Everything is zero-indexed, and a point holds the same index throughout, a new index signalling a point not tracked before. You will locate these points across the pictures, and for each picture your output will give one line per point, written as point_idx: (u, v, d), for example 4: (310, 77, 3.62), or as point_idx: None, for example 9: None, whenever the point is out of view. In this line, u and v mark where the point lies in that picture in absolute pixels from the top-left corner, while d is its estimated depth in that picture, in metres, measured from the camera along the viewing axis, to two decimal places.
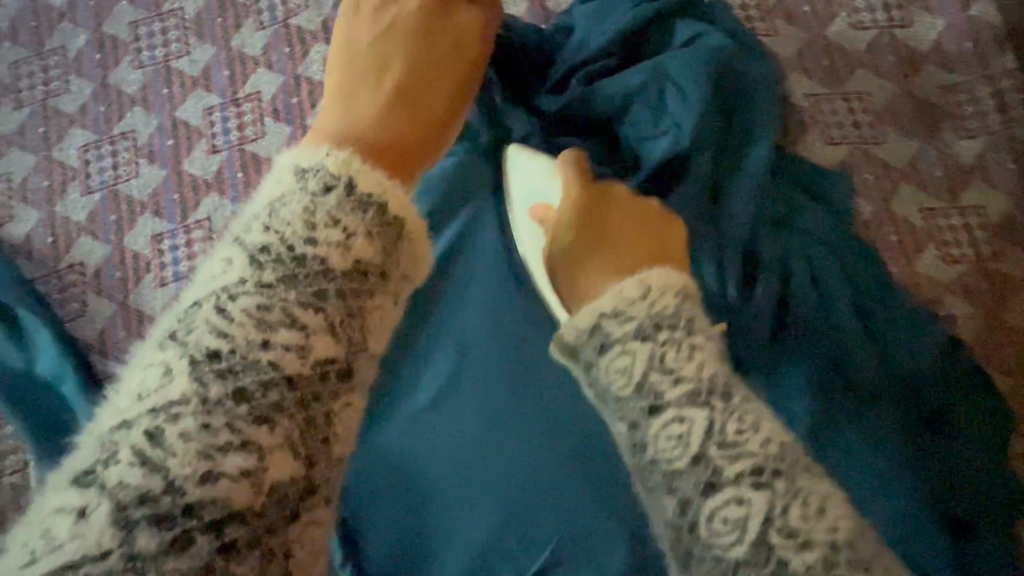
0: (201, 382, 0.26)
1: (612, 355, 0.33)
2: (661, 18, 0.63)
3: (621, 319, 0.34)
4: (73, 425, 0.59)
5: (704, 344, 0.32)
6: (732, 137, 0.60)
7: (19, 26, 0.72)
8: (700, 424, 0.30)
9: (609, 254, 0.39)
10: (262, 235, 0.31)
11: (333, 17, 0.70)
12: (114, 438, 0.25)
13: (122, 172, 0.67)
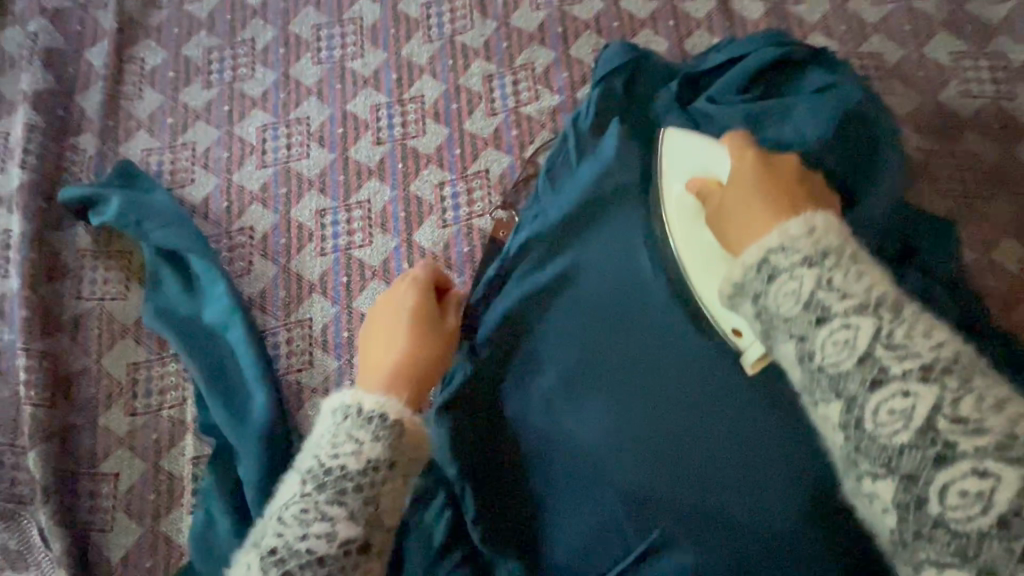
0: (303, 540, 0.37)
1: (783, 287, 0.36)
2: (791, 64, 0.70)
3: (842, 298, 0.34)
4: (235, 369, 0.66)
5: (932, 327, 0.33)
6: (858, 171, 0.65)
7: (216, 19, 0.82)
8: (930, 399, 0.31)
9: (760, 186, 0.43)
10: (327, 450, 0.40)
11: (493, 39, 0.78)
12: (247, 558, 0.39)
13: (294, 152, 0.75)
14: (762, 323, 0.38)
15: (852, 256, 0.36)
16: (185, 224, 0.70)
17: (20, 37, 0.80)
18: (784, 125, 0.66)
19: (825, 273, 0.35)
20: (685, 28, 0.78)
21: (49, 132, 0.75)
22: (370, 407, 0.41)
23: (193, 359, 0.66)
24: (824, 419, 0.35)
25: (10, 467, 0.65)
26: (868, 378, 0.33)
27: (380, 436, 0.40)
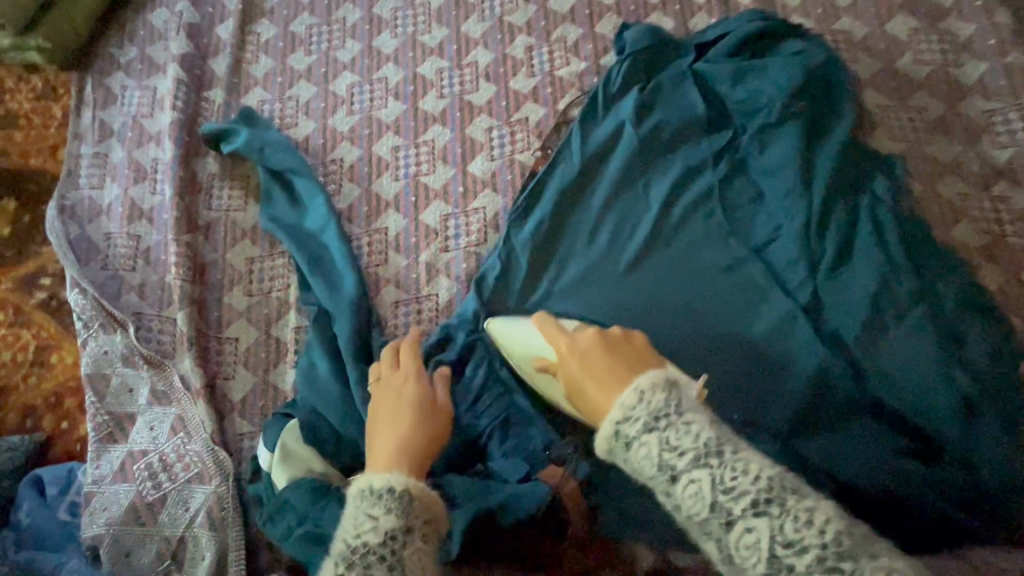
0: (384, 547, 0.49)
1: (638, 450, 0.49)
2: (770, 35, 0.88)
3: (676, 454, 0.48)
4: (329, 261, 0.86)
5: (747, 463, 0.47)
6: (820, 119, 0.83)
7: (316, 2, 1.04)
8: (765, 531, 0.44)
9: (608, 375, 0.57)
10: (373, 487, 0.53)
11: (534, 19, 0.98)
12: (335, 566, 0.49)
13: (376, 103, 0.96)
14: (642, 478, 0.51)
15: (682, 417, 0.49)
16: (293, 153, 0.91)
17: (167, 15, 1.03)
18: (762, 80, 0.84)
19: (664, 419, 0.49)
20: (689, 11, 0.96)
21: (190, 86, 0.98)
22: (380, 484, 0.53)
23: (298, 249, 0.86)
24: (712, 553, 0.47)
25: (159, 330, 0.86)
26: (721, 521, 0.46)
27: (391, 508, 0.52)
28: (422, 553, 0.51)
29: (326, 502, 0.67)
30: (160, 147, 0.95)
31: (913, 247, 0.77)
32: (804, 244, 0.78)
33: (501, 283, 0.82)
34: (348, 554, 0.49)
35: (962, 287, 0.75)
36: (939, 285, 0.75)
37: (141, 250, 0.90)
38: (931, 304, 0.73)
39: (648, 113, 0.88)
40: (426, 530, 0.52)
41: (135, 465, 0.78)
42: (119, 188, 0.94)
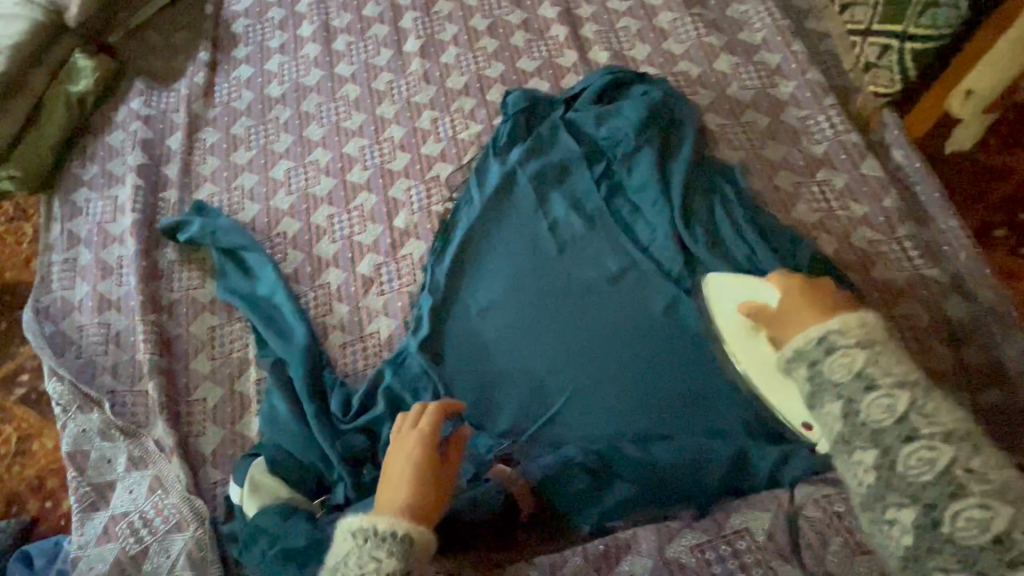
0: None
1: (840, 359, 0.53)
2: (621, 84, 1.09)
3: (884, 372, 0.52)
4: (281, 318, 0.98)
5: (941, 406, 0.51)
6: (671, 141, 1.02)
7: (252, 107, 1.22)
8: (940, 502, 0.47)
9: (811, 300, 0.58)
10: (385, 530, 0.58)
11: (436, 96, 1.18)
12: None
13: (310, 182, 1.13)
14: (810, 390, 0.55)
15: (875, 346, 0.53)
16: (241, 233, 1.05)
17: (123, 135, 1.20)
18: (622, 118, 1.04)
19: (874, 345, 0.53)
20: (560, 74, 1.18)
21: (147, 190, 1.13)
22: (385, 528, 0.58)
23: (252, 313, 0.98)
24: (858, 458, 0.52)
25: (133, 402, 0.96)
26: (900, 435, 0.50)
27: (393, 551, 0.57)
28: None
29: (293, 521, 0.76)
30: (123, 245, 1.09)
31: (762, 229, 0.95)
32: (675, 243, 0.95)
33: (435, 313, 0.96)
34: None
35: (803, 255, 0.93)
36: (784, 256, 0.93)
37: (111, 335, 1.01)
38: (781, 270, 0.90)
39: (533, 159, 1.06)
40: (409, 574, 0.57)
41: (117, 526, 0.85)
42: (88, 285, 1.06)
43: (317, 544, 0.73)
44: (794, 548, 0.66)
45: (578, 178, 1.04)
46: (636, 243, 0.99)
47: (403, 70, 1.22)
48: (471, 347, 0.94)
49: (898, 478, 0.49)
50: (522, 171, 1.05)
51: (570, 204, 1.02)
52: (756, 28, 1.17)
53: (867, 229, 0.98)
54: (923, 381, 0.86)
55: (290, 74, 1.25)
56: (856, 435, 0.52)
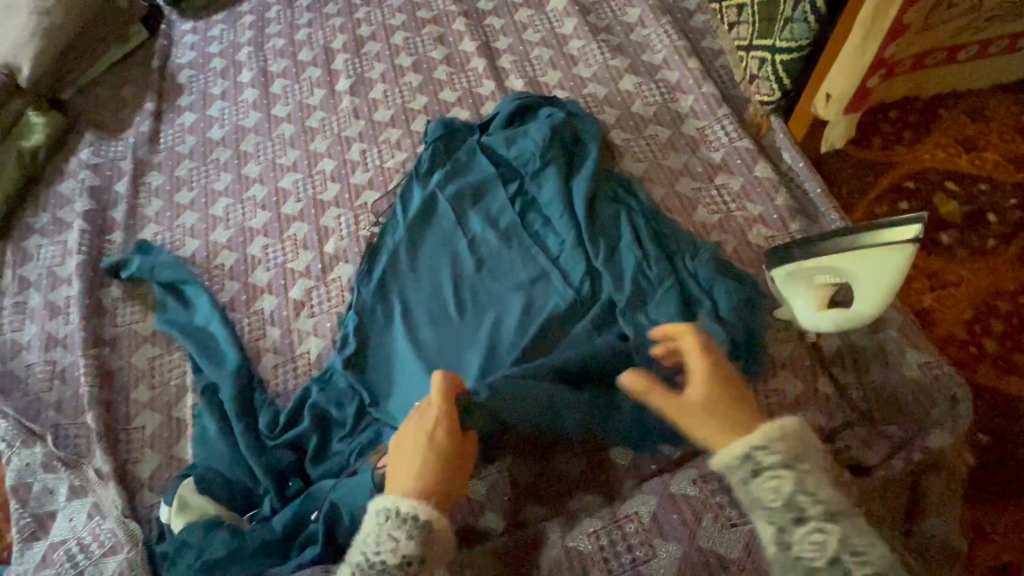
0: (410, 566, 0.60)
1: (766, 480, 0.62)
2: (530, 108, 1.17)
3: (769, 455, 0.63)
4: (216, 344, 1.03)
5: (813, 483, 0.61)
6: (576, 159, 1.11)
7: (194, 151, 1.30)
8: None
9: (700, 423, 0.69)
10: (397, 509, 0.62)
11: (365, 130, 1.26)
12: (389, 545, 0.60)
13: (248, 216, 1.20)
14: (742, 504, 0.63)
15: (774, 466, 0.62)
16: (180, 267, 1.11)
17: (73, 184, 1.28)
18: (529, 139, 1.11)
19: (783, 464, 0.62)
20: (478, 102, 1.26)
21: (94, 234, 1.20)
22: (407, 508, 0.62)
23: (188, 342, 1.04)
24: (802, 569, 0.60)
25: (76, 434, 1.00)
26: (792, 516, 0.60)
27: (413, 534, 0.61)
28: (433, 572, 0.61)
29: (214, 534, 0.79)
30: (70, 286, 1.15)
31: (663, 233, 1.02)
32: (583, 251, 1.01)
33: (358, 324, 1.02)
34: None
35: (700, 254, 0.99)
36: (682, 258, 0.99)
37: (57, 372, 1.06)
38: (676, 272, 0.96)
39: (451, 182, 1.12)
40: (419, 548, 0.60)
41: (55, 554, 0.88)
42: (37, 326, 1.12)
43: (235, 554, 0.77)
44: (671, 527, 0.70)
45: (496, 194, 1.10)
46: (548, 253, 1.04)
47: (334, 107, 1.31)
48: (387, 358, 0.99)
49: (790, 553, 0.59)
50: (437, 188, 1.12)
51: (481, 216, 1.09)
52: (657, 49, 1.26)
53: (761, 226, 1.04)
54: (815, 364, 0.92)
55: (230, 117, 1.34)
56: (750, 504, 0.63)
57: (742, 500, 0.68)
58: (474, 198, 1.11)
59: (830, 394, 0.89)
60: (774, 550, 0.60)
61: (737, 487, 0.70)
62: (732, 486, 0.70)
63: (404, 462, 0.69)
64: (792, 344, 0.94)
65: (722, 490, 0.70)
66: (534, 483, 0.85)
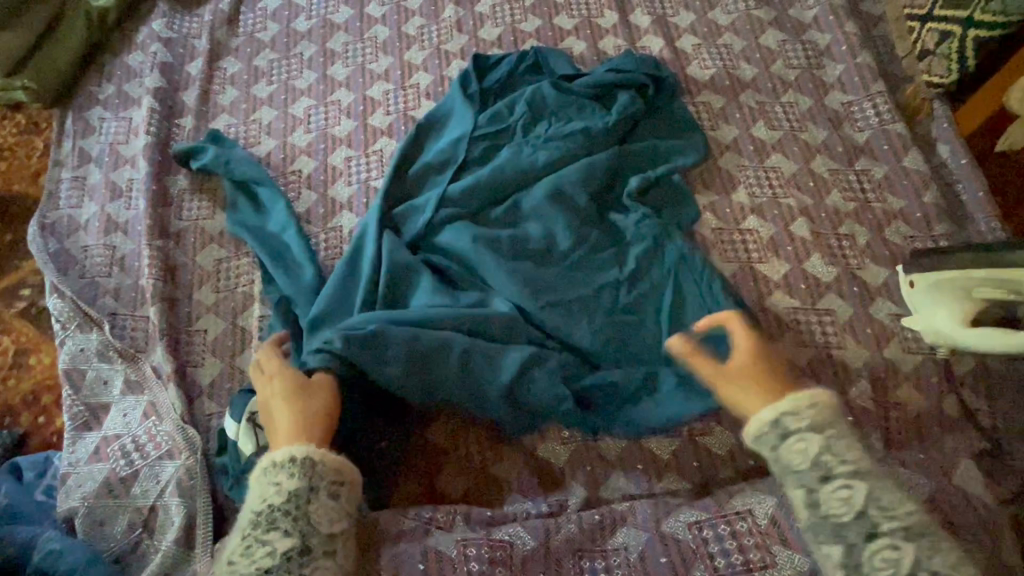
0: (289, 506, 0.57)
1: (796, 445, 0.65)
2: (652, 62, 1.04)
3: (839, 460, 0.63)
4: (290, 255, 0.94)
5: (845, 450, 0.64)
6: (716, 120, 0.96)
7: (276, 41, 1.18)
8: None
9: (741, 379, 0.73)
10: (277, 454, 0.60)
11: (467, 46, 1.13)
12: (271, 481, 0.59)
13: (331, 122, 1.09)
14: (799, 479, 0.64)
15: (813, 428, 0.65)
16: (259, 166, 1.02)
17: (142, 57, 1.16)
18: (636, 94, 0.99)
19: (810, 432, 0.65)
20: (598, 34, 1.13)
21: (163, 115, 1.10)
22: (278, 454, 0.60)
23: (262, 249, 0.94)
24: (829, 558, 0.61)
25: (133, 327, 0.94)
26: (818, 475, 0.63)
27: (293, 473, 0.59)
28: (327, 506, 0.58)
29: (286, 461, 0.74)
30: (134, 168, 1.06)
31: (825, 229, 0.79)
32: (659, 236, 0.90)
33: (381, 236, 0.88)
34: (258, 517, 0.57)
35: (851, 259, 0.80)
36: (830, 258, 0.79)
37: (116, 257, 0.99)
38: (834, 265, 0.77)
39: (534, 113, 0.98)
40: (333, 490, 0.60)
41: (109, 448, 0.84)
42: (96, 205, 1.04)
43: None
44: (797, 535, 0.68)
45: (579, 131, 0.95)
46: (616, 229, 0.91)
47: (435, 16, 1.17)
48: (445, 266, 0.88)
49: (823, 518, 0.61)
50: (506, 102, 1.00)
51: (556, 133, 0.95)
52: (808, 5, 1.12)
53: (903, 223, 0.94)
54: (943, 384, 0.84)
55: (319, 10, 1.21)
56: (789, 478, 0.65)
57: None
58: (547, 118, 0.98)
59: (958, 420, 0.81)
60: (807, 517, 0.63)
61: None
62: None
63: (275, 418, 0.67)
64: (920, 357, 0.85)
65: None
66: (619, 457, 0.83)
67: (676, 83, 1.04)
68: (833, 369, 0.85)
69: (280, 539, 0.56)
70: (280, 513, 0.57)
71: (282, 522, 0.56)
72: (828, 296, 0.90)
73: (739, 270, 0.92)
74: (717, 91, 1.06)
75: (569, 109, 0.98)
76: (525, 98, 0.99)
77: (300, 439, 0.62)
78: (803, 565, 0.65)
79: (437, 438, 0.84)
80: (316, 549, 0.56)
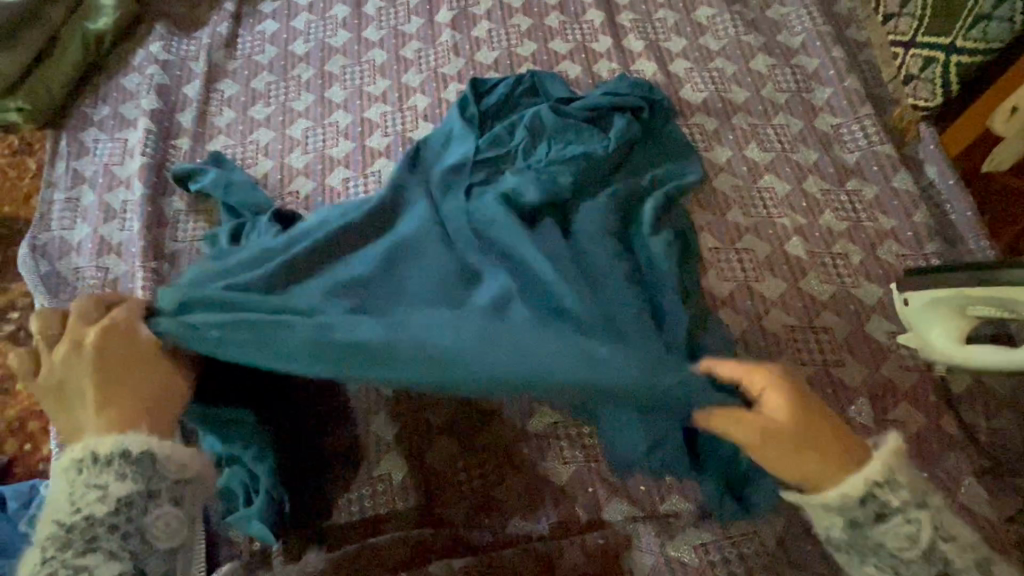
0: (117, 518, 0.51)
1: (800, 426, 0.70)
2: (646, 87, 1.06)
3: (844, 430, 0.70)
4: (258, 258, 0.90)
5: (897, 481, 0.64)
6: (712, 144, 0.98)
7: (274, 64, 1.19)
8: None
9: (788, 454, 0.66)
10: (101, 450, 0.53)
11: (464, 69, 1.15)
12: (93, 487, 0.51)
13: (328, 143, 1.10)
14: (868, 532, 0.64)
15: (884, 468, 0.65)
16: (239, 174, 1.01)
17: (138, 79, 1.17)
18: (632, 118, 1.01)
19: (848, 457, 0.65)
20: (593, 58, 1.15)
21: (159, 136, 1.09)
22: (102, 448, 0.53)
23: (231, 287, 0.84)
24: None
25: None
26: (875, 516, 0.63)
27: (122, 474, 0.52)
28: (168, 514, 0.53)
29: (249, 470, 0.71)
30: (129, 189, 1.05)
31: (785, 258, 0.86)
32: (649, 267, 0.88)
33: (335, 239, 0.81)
34: (70, 524, 0.51)
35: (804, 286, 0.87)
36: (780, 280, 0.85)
37: (108, 279, 0.98)
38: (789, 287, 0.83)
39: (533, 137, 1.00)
40: (175, 494, 0.54)
41: None
42: (89, 227, 1.03)
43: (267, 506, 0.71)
44: None
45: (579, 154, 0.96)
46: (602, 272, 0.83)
47: (432, 40, 1.19)
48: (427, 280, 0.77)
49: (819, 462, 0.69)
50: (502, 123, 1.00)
51: (556, 157, 0.96)
52: (795, 31, 1.15)
53: (894, 242, 0.95)
54: (941, 401, 0.84)
55: (317, 33, 1.22)
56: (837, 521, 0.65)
57: None
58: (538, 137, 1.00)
59: (956, 437, 0.82)
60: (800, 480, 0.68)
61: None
62: None
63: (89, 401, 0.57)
64: (916, 374, 0.86)
65: None
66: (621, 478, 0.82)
67: (669, 106, 1.06)
68: (832, 387, 0.85)
69: (102, 564, 0.50)
70: (65, 527, 0.51)
71: (97, 540, 0.50)
72: (824, 314, 0.90)
73: (736, 289, 0.92)
74: (709, 114, 1.08)
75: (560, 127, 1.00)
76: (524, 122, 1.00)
77: (132, 428, 0.55)
78: None
79: (435, 463, 0.83)
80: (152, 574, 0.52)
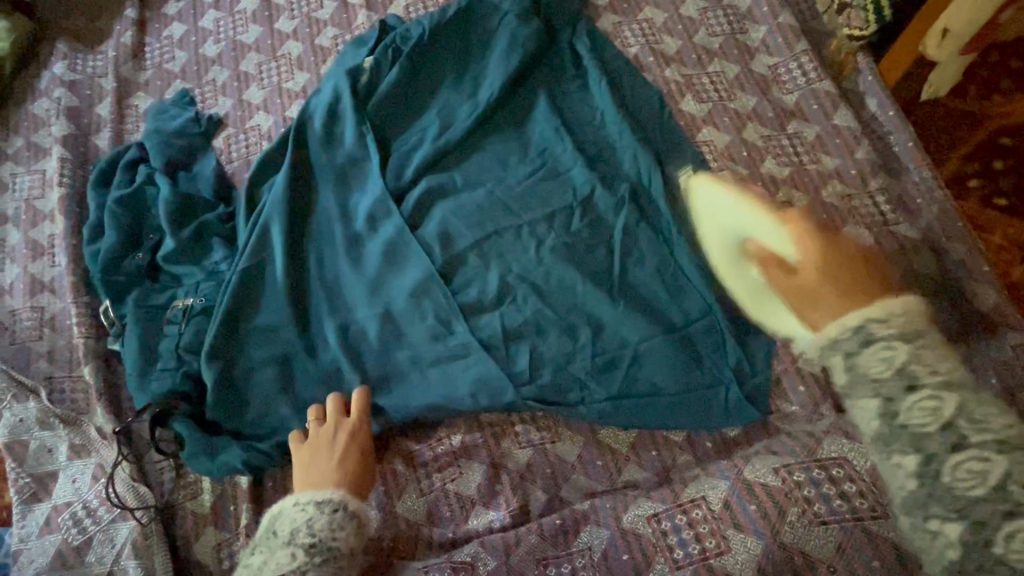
0: (318, 537, 0.62)
1: (877, 352, 0.48)
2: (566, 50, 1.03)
3: (930, 371, 0.47)
4: (183, 253, 0.92)
5: (940, 355, 0.48)
6: (638, 112, 0.98)
7: (187, 70, 1.13)
8: (1009, 471, 0.44)
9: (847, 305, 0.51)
10: (310, 494, 0.66)
11: None
12: (290, 536, 0.63)
13: (251, 148, 1.05)
14: (877, 391, 0.48)
15: (930, 341, 0.48)
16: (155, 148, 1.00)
17: (47, 103, 1.11)
18: (554, 88, 1.00)
19: (914, 336, 0.48)
20: None
21: (76, 163, 1.05)
22: (322, 494, 0.66)
23: (159, 346, 0.86)
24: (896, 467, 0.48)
25: (72, 390, 0.91)
26: (902, 386, 0.47)
27: (335, 506, 0.65)
28: (351, 525, 0.65)
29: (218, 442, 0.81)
30: (54, 223, 1.02)
31: (685, 222, 0.90)
32: (582, 222, 0.90)
33: (341, 333, 0.85)
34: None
35: (702, 240, 0.89)
36: (676, 236, 0.88)
37: (46, 319, 0.96)
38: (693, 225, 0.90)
39: (453, 125, 0.96)
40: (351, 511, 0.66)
41: (59, 517, 0.81)
42: (18, 267, 1.00)
43: (289, 372, 0.85)
44: (748, 518, 0.68)
45: (492, 166, 0.95)
46: (551, 300, 0.85)
47: (348, 24, 1.13)
48: (380, 112, 0.97)
49: (900, 429, 0.47)
50: (351, 46, 1.05)
51: (482, 174, 0.95)
52: None
53: (838, 183, 0.93)
54: None
55: (227, 31, 1.16)
56: (861, 387, 0.50)
57: (832, 494, 0.67)
58: (462, 167, 0.95)
59: None
60: (878, 428, 0.49)
61: (826, 480, 0.68)
62: (820, 478, 0.69)
63: (313, 459, 0.72)
64: None
65: (810, 482, 0.68)
66: (578, 456, 0.82)
67: (600, 63, 1.01)
68: (781, 340, 0.85)
69: None
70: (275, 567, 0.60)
71: (304, 547, 0.62)
72: None
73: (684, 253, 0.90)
74: (642, 70, 1.03)
75: (465, 144, 0.96)
76: (445, 123, 0.96)
77: (332, 482, 0.69)
78: (756, 548, 0.65)
79: (394, 464, 0.83)
80: (330, 526, 0.64)
